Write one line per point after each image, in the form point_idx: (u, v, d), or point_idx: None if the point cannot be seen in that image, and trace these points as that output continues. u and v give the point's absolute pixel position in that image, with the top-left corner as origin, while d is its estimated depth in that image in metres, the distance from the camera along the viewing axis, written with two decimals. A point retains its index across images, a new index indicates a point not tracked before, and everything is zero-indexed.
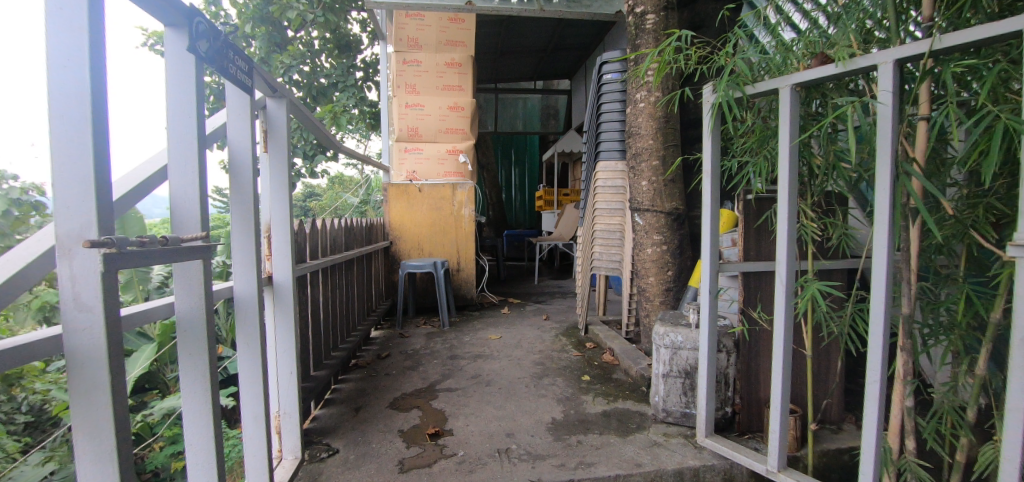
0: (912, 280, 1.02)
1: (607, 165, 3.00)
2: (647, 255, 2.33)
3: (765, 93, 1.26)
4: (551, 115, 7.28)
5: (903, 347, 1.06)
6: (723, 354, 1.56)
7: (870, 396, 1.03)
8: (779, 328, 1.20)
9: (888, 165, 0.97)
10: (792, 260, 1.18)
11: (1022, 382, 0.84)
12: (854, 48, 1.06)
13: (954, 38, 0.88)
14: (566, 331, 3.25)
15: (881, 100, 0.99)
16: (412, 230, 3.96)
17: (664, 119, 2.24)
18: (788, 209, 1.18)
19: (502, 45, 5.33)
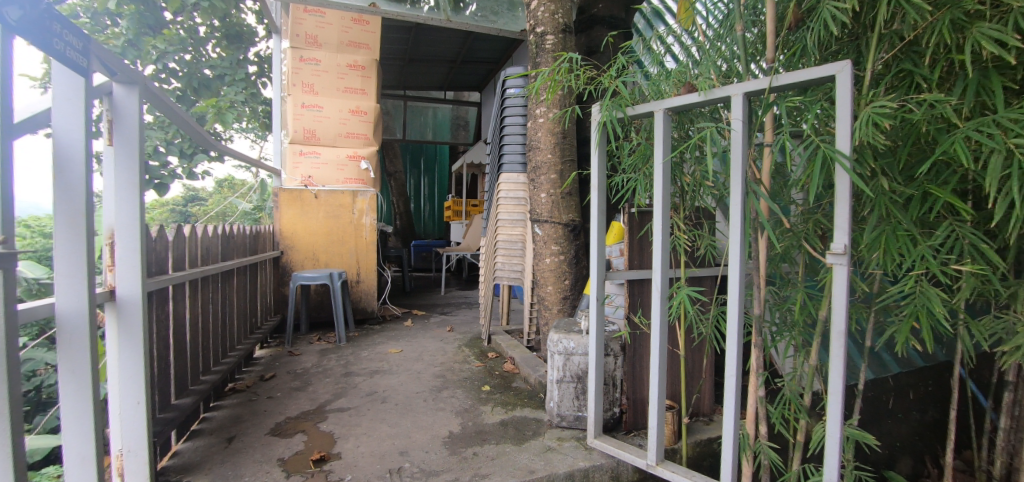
0: (761, 284, 1.15)
1: (509, 177, 3.07)
2: (546, 265, 2.41)
3: (643, 115, 1.36)
4: (461, 125, 7.26)
5: (755, 344, 1.20)
6: (611, 357, 1.66)
7: (729, 389, 1.15)
8: (656, 331, 1.30)
9: (740, 185, 1.10)
10: (666, 268, 1.28)
11: (840, 369, 0.98)
12: (714, 80, 1.19)
13: (787, 78, 1.02)
14: (469, 342, 3.24)
15: (734, 127, 1.12)
16: (305, 239, 3.70)
17: (562, 135, 2.34)
18: (663, 220, 1.29)
19: (408, 53, 5.24)
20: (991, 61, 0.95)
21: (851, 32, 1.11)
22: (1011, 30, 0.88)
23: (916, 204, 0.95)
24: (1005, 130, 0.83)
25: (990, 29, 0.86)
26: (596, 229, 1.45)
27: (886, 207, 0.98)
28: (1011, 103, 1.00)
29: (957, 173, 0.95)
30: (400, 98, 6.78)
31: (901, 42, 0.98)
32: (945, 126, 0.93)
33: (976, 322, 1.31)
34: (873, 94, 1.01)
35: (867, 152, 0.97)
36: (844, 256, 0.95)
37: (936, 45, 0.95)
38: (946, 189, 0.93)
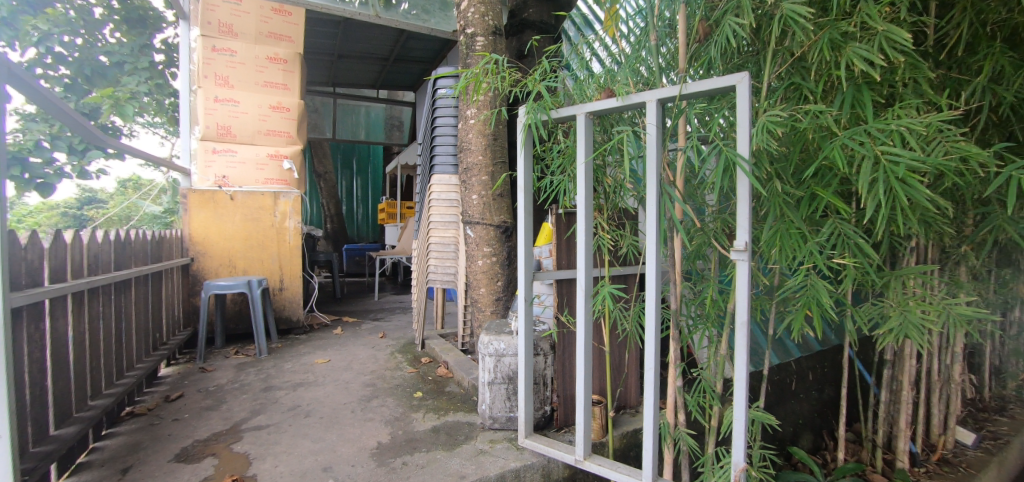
0: (677, 281, 1.22)
1: (441, 178, 3.03)
2: (478, 267, 2.40)
3: (566, 118, 1.39)
4: (395, 126, 7.05)
5: (673, 337, 1.26)
6: (540, 356, 1.69)
7: (649, 382, 1.20)
8: (582, 328, 1.33)
9: (655, 187, 1.15)
10: (589, 267, 1.32)
11: (744, 357, 1.06)
12: (630, 85, 1.24)
13: (694, 87, 1.09)
14: (402, 348, 3.15)
15: (650, 131, 1.17)
16: (218, 244, 3.42)
17: (492, 137, 2.35)
18: (586, 221, 1.32)
19: (337, 48, 5.01)
20: (862, 78, 1.07)
21: (750, 48, 1.21)
22: (877, 51, 0.99)
23: (804, 204, 1.06)
24: (874, 139, 0.94)
25: (861, 49, 0.97)
26: (523, 230, 1.46)
27: (780, 207, 1.08)
28: (880, 115, 1.14)
29: (837, 177, 1.06)
30: (330, 96, 6.41)
31: (791, 57, 1.08)
32: (827, 135, 1.03)
33: (859, 309, 1.47)
34: (769, 104, 1.10)
35: (763, 156, 1.05)
36: (746, 252, 1.02)
37: (819, 61, 1.06)
38: (828, 191, 1.03)
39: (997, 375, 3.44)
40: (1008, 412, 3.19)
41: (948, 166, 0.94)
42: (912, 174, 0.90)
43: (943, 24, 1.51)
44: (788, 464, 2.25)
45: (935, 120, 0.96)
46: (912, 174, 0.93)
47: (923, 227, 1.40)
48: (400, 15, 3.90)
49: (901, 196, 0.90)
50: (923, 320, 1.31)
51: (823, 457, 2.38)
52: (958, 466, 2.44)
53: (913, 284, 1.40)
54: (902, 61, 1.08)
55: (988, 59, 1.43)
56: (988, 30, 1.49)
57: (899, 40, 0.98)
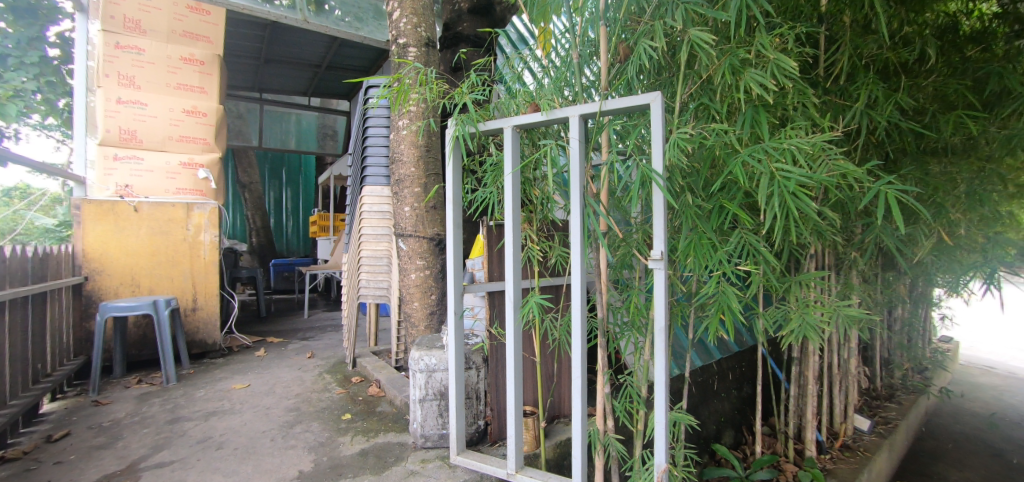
0: (603, 289, 1.26)
1: (373, 190, 2.93)
2: (411, 280, 2.34)
3: (494, 131, 1.38)
4: (329, 135, 6.65)
5: (600, 345, 1.29)
6: (473, 370, 1.68)
7: (576, 389, 1.19)
8: (511, 340, 1.31)
9: (579, 199, 1.18)
10: (518, 278, 1.30)
11: (663, 361, 1.10)
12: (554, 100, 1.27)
13: (614, 103, 1.13)
14: (331, 368, 3.00)
15: (573, 145, 1.19)
16: (119, 261, 3.08)
17: (425, 149, 2.31)
18: (513, 232, 1.30)
19: (263, 52, 4.72)
20: (759, 101, 1.19)
21: (664, 70, 1.30)
22: (770, 77, 1.11)
23: (713, 216, 1.13)
24: (769, 156, 1.03)
25: (756, 75, 1.07)
26: (452, 243, 1.41)
27: (691, 218, 1.15)
28: (775, 134, 1.25)
29: (741, 191, 1.14)
30: (256, 102, 6.00)
31: (700, 79, 1.17)
32: (731, 152, 1.12)
33: (765, 312, 1.59)
34: (680, 122, 1.17)
35: (676, 171, 1.12)
36: (661, 261, 1.06)
37: (723, 84, 1.15)
38: (733, 204, 1.11)
39: (887, 366, 3.85)
40: (896, 399, 3.58)
41: (831, 181, 1.05)
42: (802, 189, 0.99)
43: (827, 58, 1.72)
44: (712, 461, 2.38)
45: (819, 141, 1.07)
46: (801, 189, 1.02)
47: (815, 236, 1.55)
48: (331, 22, 3.79)
49: (793, 208, 1.00)
50: (819, 322, 1.44)
51: (743, 451, 2.54)
52: (857, 451, 2.69)
53: (810, 289, 1.54)
54: (791, 88, 1.21)
55: (863, 89, 1.65)
56: (862, 64, 1.72)
57: (788, 68, 1.09)
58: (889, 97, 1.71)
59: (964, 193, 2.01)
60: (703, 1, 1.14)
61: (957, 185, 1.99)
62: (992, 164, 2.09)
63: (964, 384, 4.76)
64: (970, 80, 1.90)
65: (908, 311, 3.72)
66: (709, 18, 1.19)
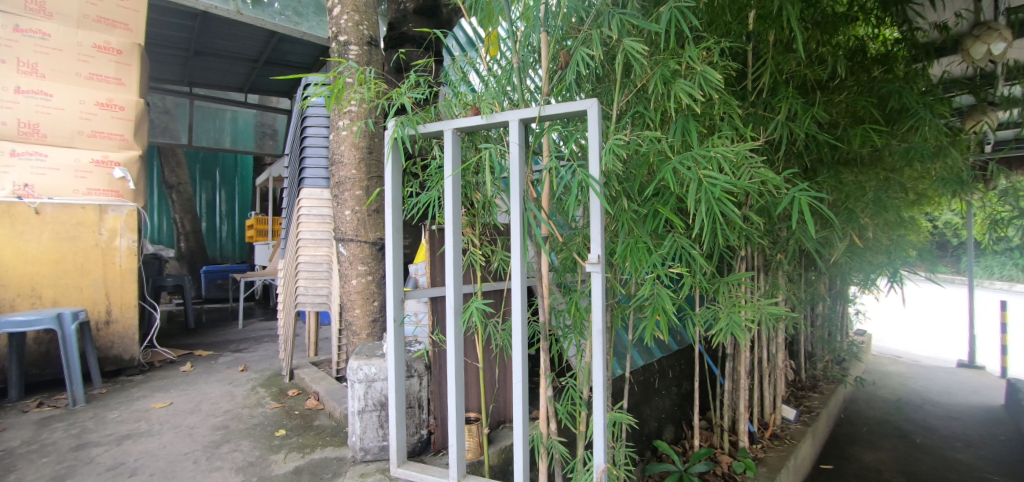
0: (545, 294, 1.26)
1: (312, 192, 2.81)
2: (352, 287, 2.26)
3: (434, 133, 1.34)
4: (269, 134, 6.29)
5: (543, 349, 1.29)
6: (414, 378, 1.64)
7: (517, 394, 1.18)
8: (452, 346, 1.28)
9: (519, 204, 1.17)
10: (458, 284, 1.26)
11: (601, 363, 1.11)
12: (494, 103, 1.25)
13: (553, 109, 1.13)
14: (266, 381, 2.83)
15: (513, 150, 1.18)
16: (18, 268, 2.77)
17: (368, 150, 2.24)
18: (453, 236, 1.25)
19: (193, 44, 4.39)
20: (689, 111, 1.24)
21: (602, 79, 1.33)
22: (698, 88, 1.16)
23: (648, 220, 1.17)
24: (698, 163, 1.08)
25: (685, 86, 1.12)
26: (391, 248, 1.36)
27: (627, 222, 1.18)
28: (705, 143, 1.31)
29: (673, 196, 1.18)
30: (185, 96, 5.55)
31: (635, 88, 1.21)
32: (664, 159, 1.16)
33: (698, 312, 1.66)
34: (617, 129, 1.20)
35: (612, 177, 1.14)
36: (598, 264, 1.06)
37: (656, 93, 1.19)
38: (666, 209, 1.15)
39: (810, 359, 4.15)
40: (818, 388, 3.87)
41: (753, 187, 1.11)
42: (727, 195, 1.04)
43: (752, 72, 1.84)
44: (654, 456, 2.47)
45: (742, 148, 1.13)
46: (727, 195, 1.08)
47: (742, 239, 1.64)
48: (269, 14, 3.59)
49: (719, 213, 1.04)
50: (745, 320, 1.52)
51: (683, 445, 2.65)
52: (784, 439, 2.87)
53: (738, 289, 1.62)
54: (718, 99, 1.27)
55: (783, 102, 1.77)
56: (783, 79, 1.85)
57: (714, 79, 1.14)
58: (807, 111, 1.84)
59: (872, 200, 2.20)
60: (637, 13, 1.18)
61: (866, 193, 2.17)
62: (894, 175, 2.30)
63: (875, 372, 5.23)
64: (875, 97, 2.08)
65: (828, 307, 4.03)
66: (642, 29, 1.23)
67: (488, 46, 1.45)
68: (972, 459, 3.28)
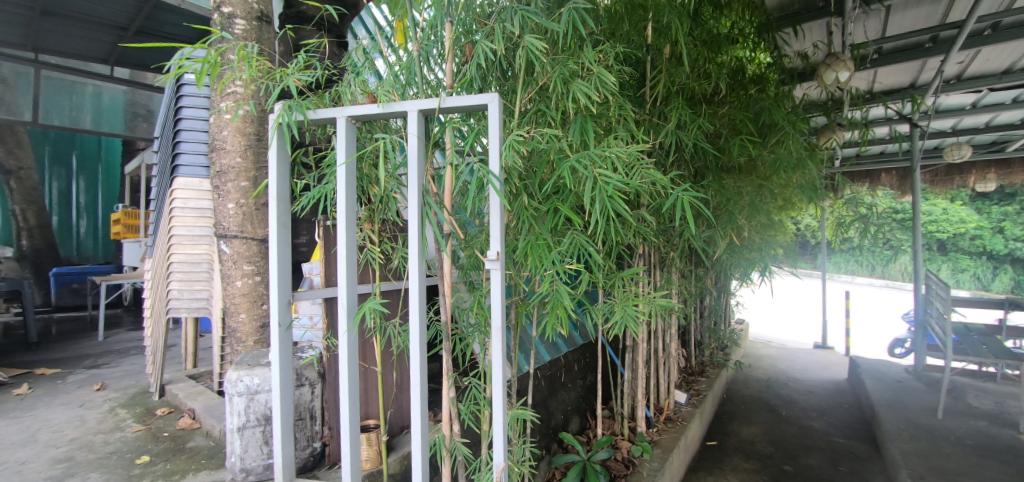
0: (446, 293, 1.22)
1: (188, 183, 2.48)
2: (236, 289, 2.02)
3: (327, 121, 1.23)
4: (142, 115, 5.52)
5: (445, 350, 1.24)
6: (306, 387, 1.52)
7: (414, 399, 1.11)
8: (344, 352, 1.16)
9: (418, 198, 1.10)
10: (352, 284, 1.15)
11: (501, 361, 1.07)
12: (391, 92, 1.16)
13: (453, 101, 1.07)
14: (129, 400, 2.47)
15: (411, 142, 1.11)
16: None
17: (256, 137, 2.01)
18: (347, 230, 1.15)
19: (38, 2, 3.66)
20: (586, 111, 1.27)
21: (506, 75, 1.31)
22: (594, 90, 1.19)
23: (548, 218, 1.17)
24: (594, 162, 1.10)
25: (582, 87, 1.14)
26: (277, 245, 1.22)
27: (527, 220, 1.18)
28: (601, 143, 1.35)
29: (571, 194, 1.20)
30: (30, 63, 4.57)
31: (536, 85, 1.22)
32: (563, 157, 1.17)
33: (596, 307, 1.71)
34: (517, 125, 1.20)
35: (512, 173, 1.12)
36: (497, 261, 1.03)
37: (556, 92, 1.20)
38: (565, 206, 1.16)
39: (698, 347, 4.54)
40: (705, 373, 4.24)
41: (643, 186, 1.15)
42: (618, 193, 1.07)
43: (648, 80, 1.96)
44: (560, 448, 2.55)
45: (634, 149, 1.17)
46: (619, 194, 1.11)
47: (636, 237, 1.71)
48: None
49: (610, 210, 1.07)
50: (638, 313, 1.58)
51: (587, 435, 2.77)
52: (676, 421, 3.11)
53: (632, 284, 1.69)
54: (613, 102, 1.32)
55: (673, 111, 1.91)
56: (674, 90, 1.98)
57: (608, 81, 1.18)
58: (693, 121, 2.01)
59: (747, 203, 2.45)
60: (539, 11, 1.18)
61: (742, 198, 2.41)
62: (765, 182, 2.59)
63: (751, 356, 5.88)
64: (751, 111, 2.31)
65: (713, 299, 4.44)
66: (543, 28, 1.23)
67: (393, 34, 1.38)
68: (824, 426, 3.80)
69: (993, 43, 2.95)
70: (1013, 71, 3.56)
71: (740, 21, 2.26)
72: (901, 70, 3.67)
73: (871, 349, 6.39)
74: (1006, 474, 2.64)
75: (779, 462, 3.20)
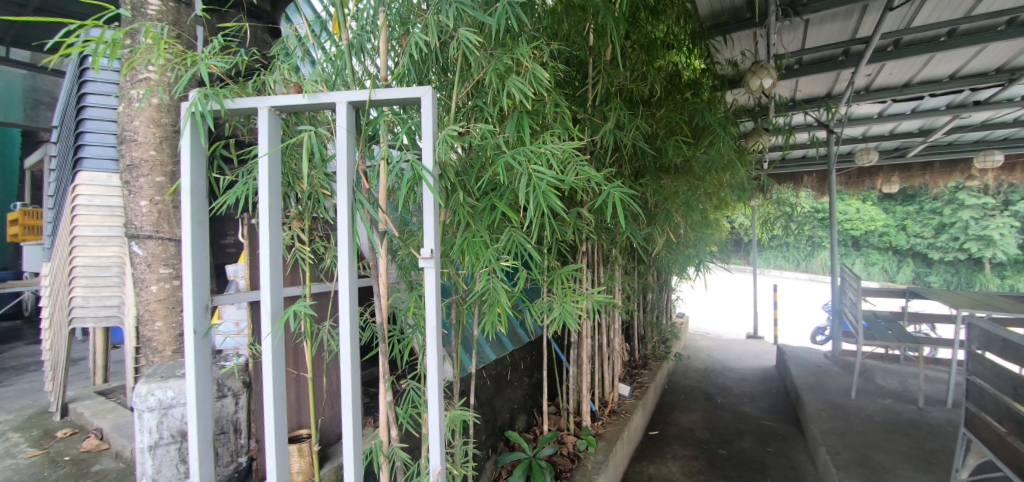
0: (381, 293, 1.17)
1: (94, 178, 2.23)
2: (150, 295, 1.81)
3: (248, 111, 1.13)
4: (45, 104, 4.94)
5: (381, 354, 1.18)
6: (229, 399, 1.42)
7: (346, 406, 1.05)
8: (268, 360, 1.08)
9: (348, 194, 1.05)
10: (276, 286, 1.07)
11: (436, 362, 1.03)
12: (318, 82, 1.09)
13: (384, 94, 1.02)
14: (24, 422, 2.20)
15: (340, 135, 1.05)
16: None
17: (174, 129, 1.81)
18: (271, 230, 1.07)
19: None
20: (521, 107, 1.26)
21: (444, 68, 1.28)
22: (529, 86, 1.18)
23: (484, 214, 1.16)
24: (529, 158, 1.09)
25: (517, 83, 1.14)
26: (191, 247, 1.11)
27: (463, 216, 1.16)
28: (537, 140, 1.35)
29: (508, 191, 1.19)
30: None
31: (472, 80, 1.20)
32: (499, 153, 1.15)
33: (535, 304, 1.70)
34: (452, 120, 1.17)
35: (447, 169, 1.09)
36: (431, 259, 0.99)
37: (491, 87, 1.19)
38: (502, 203, 1.15)
39: (641, 341, 4.69)
40: (648, 365, 4.39)
41: (577, 183, 1.16)
42: (553, 189, 1.07)
43: (588, 80, 1.99)
44: (506, 447, 2.55)
45: (568, 146, 1.18)
46: (553, 190, 1.11)
47: (575, 233, 1.72)
48: None
49: (545, 206, 1.07)
50: (575, 309, 1.59)
51: (534, 432, 2.78)
52: (620, 413, 3.19)
53: (570, 280, 1.69)
54: (548, 99, 1.32)
55: (611, 111, 1.96)
56: (614, 90, 2.03)
57: (541, 79, 1.18)
58: (632, 121, 2.06)
59: (683, 202, 2.54)
60: (474, 4, 1.15)
61: (678, 196, 2.51)
62: (699, 181, 2.71)
63: (690, 348, 6.16)
64: (685, 113, 2.40)
65: (655, 295, 4.60)
66: (479, 22, 1.21)
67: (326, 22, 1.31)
68: (754, 411, 4.04)
69: (895, 58, 3.26)
70: (912, 85, 3.95)
71: (675, 27, 2.34)
72: (818, 80, 3.97)
73: (795, 337, 6.89)
74: (909, 446, 2.92)
75: (715, 447, 3.37)
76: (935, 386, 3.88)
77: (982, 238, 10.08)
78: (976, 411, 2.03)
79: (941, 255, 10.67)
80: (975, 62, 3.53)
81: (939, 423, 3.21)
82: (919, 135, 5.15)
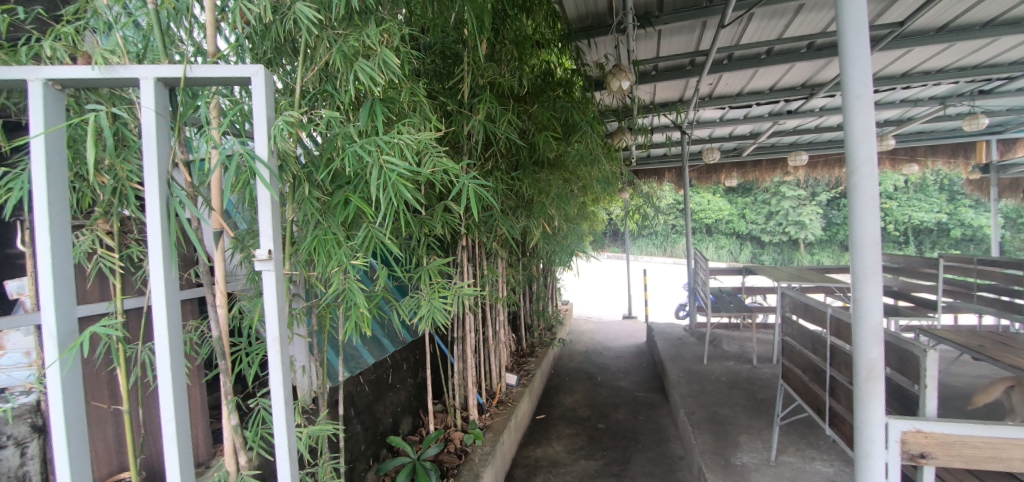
0: (217, 303, 1.01)
1: None
2: None
3: (14, 84, 0.89)
4: None
5: (222, 372, 1.02)
6: (11, 448, 1.18)
7: (171, 440, 0.89)
8: (61, 397, 0.87)
9: (161, 190, 0.88)
10: (66, 304, 0.87)
11: (280, 375, 0.91)
12: (115, 52, 0.89)
13: (202, 72, 0.87)
14: None
15: (147, 119, 0.87)
16: None
17: None
18: (55, 234, 0.86)
19: None
20: (375, 94, 1.19)
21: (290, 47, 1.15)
22: (379, 71, 1.11)
23: (335, 208, 1.06)
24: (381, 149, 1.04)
25: (366, 67, 1.07)
26: None
27: (312, 212, 1.07)
28: (395, 130, 1.28)
29: (362, 183, 1.10)
30: None
31: (318, 63, 1.10)
32: (350, 142, 1.07)
33: (404, 303, 1.62)
34: (293, 104, 1.05)
35: (289, 160, 0.98)
36: (269, 262, 0.88)
37: (340, 72, 1.10)
38: (354, 196, 1.07)
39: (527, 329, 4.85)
40: (535, 353, 4.53)
41: (433, 175, 1.12)
42: (405, 181, 1.03)
43: (456, 73, 1.96)
44: (390, 453, 2.44)
45: (424, 136, 1.13)
46: (407, 182, 1.06)
47: (446, 226, 1.68)
48: None
49: (397, 198, 1.02)
50: (445, 305, 1.55)
51: (420, 433, 2.71)
52: (505, 403, 3.24)
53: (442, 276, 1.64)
54: (405, 87, 1.25)
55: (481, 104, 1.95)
56: (483, 84, 2.03)
57: (394, 64, 1.12)
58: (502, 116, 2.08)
59: (555, 195, 2.63)
60: None
61: (550, 190, 2.61)
62: (570, 175, 2.83)
63: (574, 332, 6.53)
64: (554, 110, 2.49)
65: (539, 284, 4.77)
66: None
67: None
68: (628, 384, 4.42)
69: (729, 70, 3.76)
70: (743, 94, 4.61)
71: (544, 27, 2.41)
72: (672, 86, 4.42)
73: (662, 315, 7.69)
74: (747, 399, 3.42)
75: (594, 422, 3.61)
76: (765, 347, 4.60)
77: (798, 223, 12.25)
78: (789, 366, 2.44)
79: (770, 237, 12.74)
80: (787, 77, 4.21)
81: (768, 377, 3.81)
82: (750, 137, 6.04)
